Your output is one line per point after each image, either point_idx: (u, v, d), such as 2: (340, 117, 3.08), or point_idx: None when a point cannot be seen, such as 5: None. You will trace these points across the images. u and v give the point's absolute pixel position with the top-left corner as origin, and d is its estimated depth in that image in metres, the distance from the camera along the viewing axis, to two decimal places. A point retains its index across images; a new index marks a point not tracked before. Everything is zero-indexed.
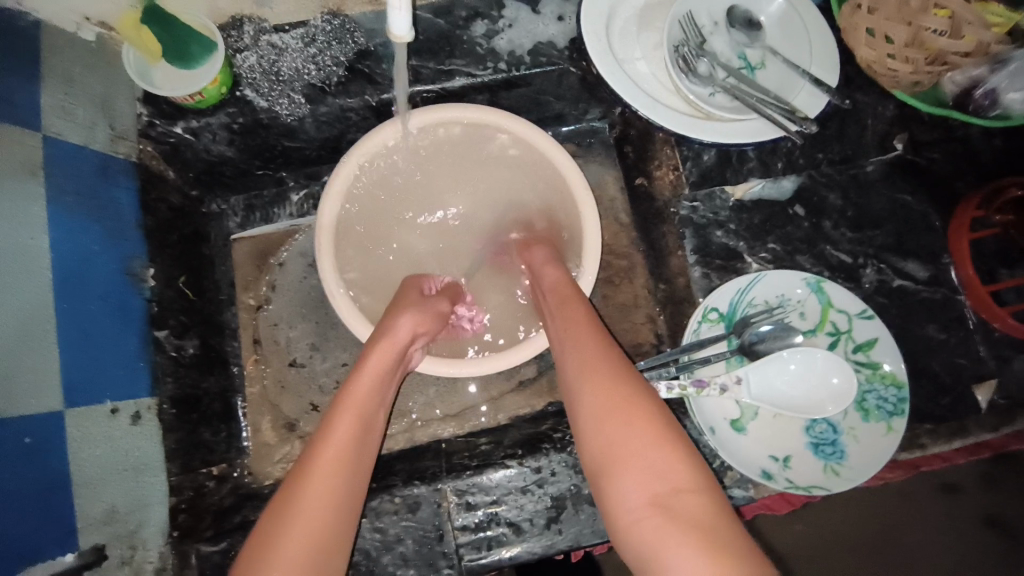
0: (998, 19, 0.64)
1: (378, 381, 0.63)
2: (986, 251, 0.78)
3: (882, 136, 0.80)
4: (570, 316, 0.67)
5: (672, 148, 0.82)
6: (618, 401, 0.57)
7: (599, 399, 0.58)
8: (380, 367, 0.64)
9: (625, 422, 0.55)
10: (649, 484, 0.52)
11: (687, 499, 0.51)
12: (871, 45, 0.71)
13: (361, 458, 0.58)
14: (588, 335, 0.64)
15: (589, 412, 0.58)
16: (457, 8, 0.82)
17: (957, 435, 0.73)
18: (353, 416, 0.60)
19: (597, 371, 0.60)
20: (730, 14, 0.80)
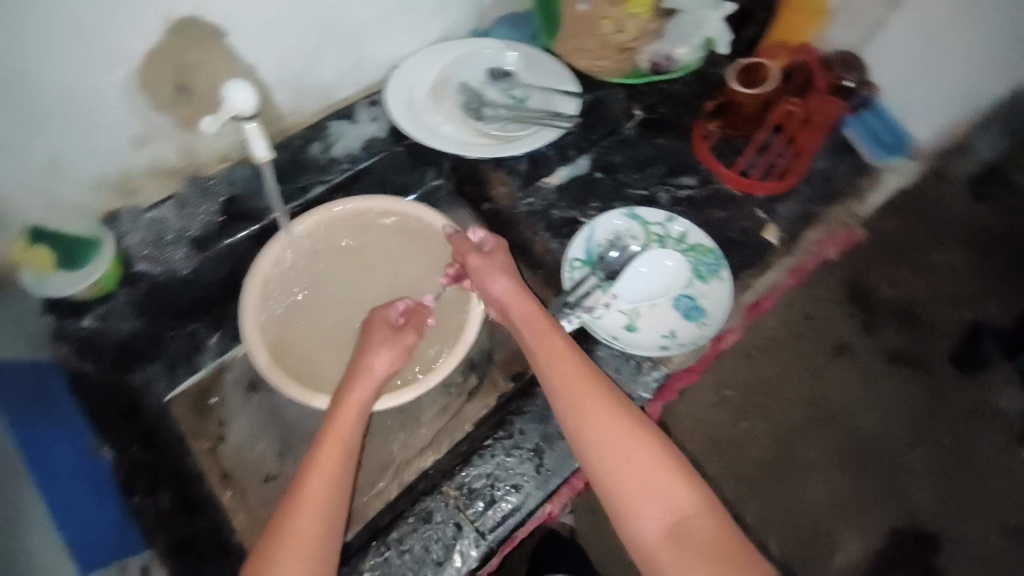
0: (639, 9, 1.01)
1: (340, 457, 0.72)
2: (724, 150, 1.10)
3: (625, 108, 1.12)
4: (563, 376, 0.75)
5: (496, 171, 1.07)
6: (626, 440, 0.69)
7: (607, 440, 0.70)
8: (338, 441, 0.73)
9: (639, 461, 0.68)
10: (665, 508, 0.66)
11: (699, 516, 0.65)
12: (583, 57, 1.09)
13: (328, 524, 0.67)
14: (587, 387, 0.74)
15: (601, 451, 0.69)
16: (293, 140, 1.02)
17: (766, 267, 1.01)
18: (332, 462, 0.71)
19: (602, 418, 0.71)
20: (490, 72, 1.10)
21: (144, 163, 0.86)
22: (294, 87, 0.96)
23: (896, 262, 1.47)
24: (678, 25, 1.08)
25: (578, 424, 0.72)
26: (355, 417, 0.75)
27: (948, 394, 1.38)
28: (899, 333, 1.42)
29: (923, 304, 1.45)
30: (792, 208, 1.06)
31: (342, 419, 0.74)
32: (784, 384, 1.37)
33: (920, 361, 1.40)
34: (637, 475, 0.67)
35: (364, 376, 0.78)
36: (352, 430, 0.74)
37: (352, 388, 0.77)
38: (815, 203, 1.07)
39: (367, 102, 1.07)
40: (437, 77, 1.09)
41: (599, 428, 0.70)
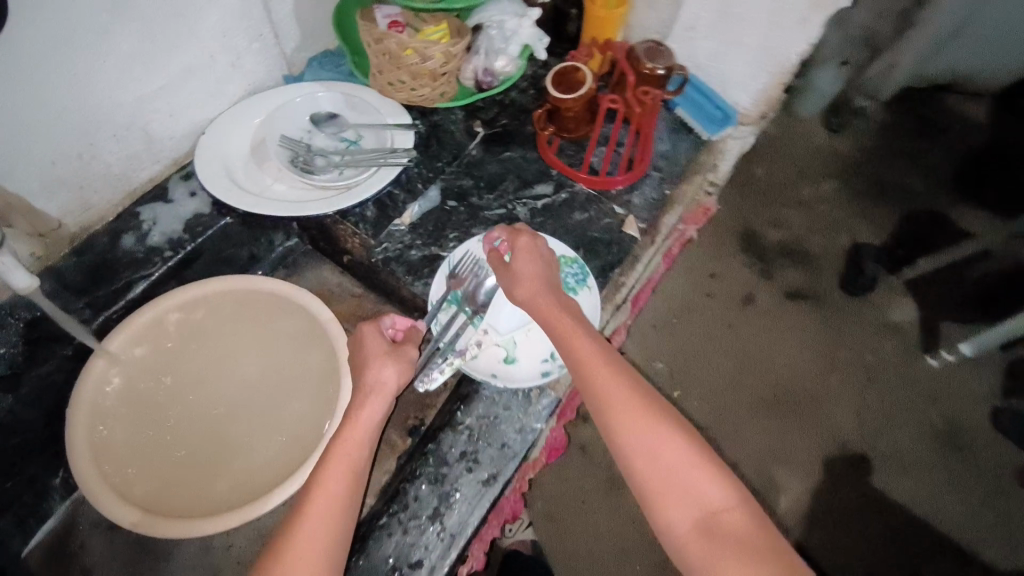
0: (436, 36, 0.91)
1: (347, 479, 0.68)
2: (572, 152, 1.09)
3: (466, 127, 1.10)
4: (586, 354, 0.70)
5: (342, 223, 1.00)
6: (653, 433, 0.63)
7: (633, 433, 0.63)
8: (344, 461, 0.69)
9: (663, 447, 0.63)
10: (695, 502, 0.60)
11: (729, 510, 0.60)
12: (398, 90, 0.96)
13: (333, 553, 0.63)
14: (607, 366, 0.69)
15: (629, 443, 0.63)
16: (98, 239, 0.90)
17: (634, 261, 1.01)
18: (337, 485, 0.67)
19: (624, 400, 0.65)
20: (315, 118, 1.03)
21: None
22: (73, 185, 0.84)
23: (773, 211, 1.58)
24: (489, 40, 1.01)
25: (603, 417, 0.66)
26: (366, 439, 0.71)
27: (848, 318, 1.48)
28: (795, 275, 1.52)
29: (807, 238, 1.56)
30: (647, 196, 1.06)
31: (350, 440, 0.71)
32: (713, 347, 1.42)
33: (818, 295, 1.50)
34: (665, 465, 0.62)
35: (374, 391, 0.73)
36: (360, 455, 0.70)
37: (363, 405, 0.72)
38: (667, 184, 1.08)
39: (180, 177, 0.98)
40: (255, 136, 1.01)
41: (629, 419, 0.64)
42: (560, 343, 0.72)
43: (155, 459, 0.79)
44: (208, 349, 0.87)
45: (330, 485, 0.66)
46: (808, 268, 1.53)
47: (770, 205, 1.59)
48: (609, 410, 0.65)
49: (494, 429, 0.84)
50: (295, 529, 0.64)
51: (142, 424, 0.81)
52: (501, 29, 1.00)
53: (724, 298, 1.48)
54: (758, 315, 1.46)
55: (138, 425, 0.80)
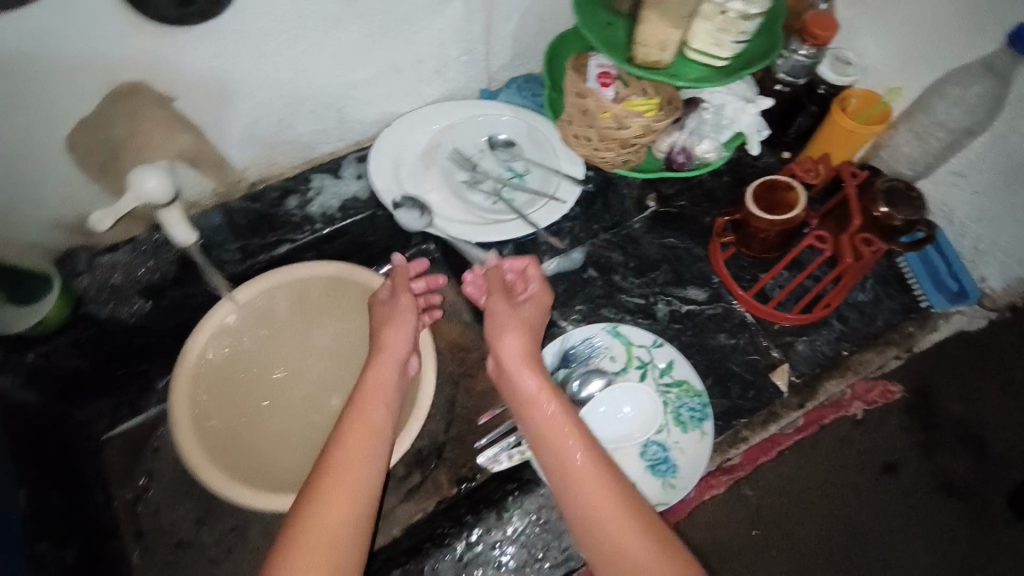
0: (645, 107, 0.82)
1: (366, 440, 0.70)
2: (746, 263, 0.95)
3: (638, 198, 1.01)
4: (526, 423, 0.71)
5: (477, 253, 0.98)
6: (602, 473, 0.66)
7: (568, 475, 0.67)
8: (365, 428, 0.72)
9: (619, 513, 0.64)
10: (638, 541, 0.62)
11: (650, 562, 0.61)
12: (579, 145, 0.89)
13: (360, 512, 0.65)
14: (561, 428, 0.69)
15: (578, 489, 0.66)
16: (269, 191, 0.96)
17: (770, 421, 0.84)
18: (353, 447, 0.69)
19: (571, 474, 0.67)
20: (492, 141, 1.02)
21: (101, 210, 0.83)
22: (266, 145, 0.90)
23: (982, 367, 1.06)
24: (700, 121, 0.91)
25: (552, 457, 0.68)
26: (375, 400, 0.75)
27: None
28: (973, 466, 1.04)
29: None
30: (816, 347, 0.90)
31: (365, 407, 0.74)
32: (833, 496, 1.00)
33: (985, 499, 1.01)
34: (599, 509, 0.64)
35: (381, 356, 0.79)
36: (378, 411, 0.74)
37: (377, 368, 0.78)
38: (847, 343, 0.91)
39: (356, 158, 1.01)
40: (431, 140, 1.02)
41: (586, 487, 0.65)
42: (527, 421, 0.72)
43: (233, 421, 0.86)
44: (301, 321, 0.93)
45: (351, 448, 0.69)
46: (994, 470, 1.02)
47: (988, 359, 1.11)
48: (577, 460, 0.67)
49: None
50: (319, 489, 0.66)
51: (230, 383, 0.88)
52: (717, 114, 0.90)
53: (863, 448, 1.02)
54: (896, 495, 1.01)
55: (226, 386, 0.87)
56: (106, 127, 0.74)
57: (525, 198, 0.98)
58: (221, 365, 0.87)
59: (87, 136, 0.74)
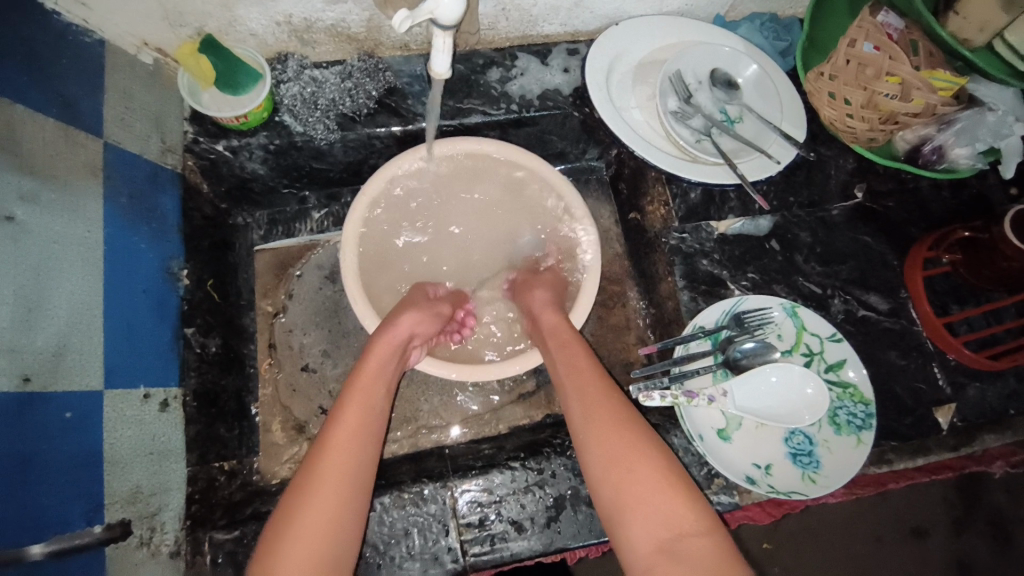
0: (944, 85, 0.73)
1: (364, 409, 0.67)
2: (939, 289, 0.88)
3: (843, 184, 0.91)
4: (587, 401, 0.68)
5: (663, 186, 0.91)
6: (624, 451, 0.63)
7: (603, 453, 0.64)
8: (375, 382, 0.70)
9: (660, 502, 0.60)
10: (661, 519, 0.59)
11: (695, 533, 0.57)
12: (833, 106, 0.84)
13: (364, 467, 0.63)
14: (610, 421, 0.66)
15: (601, 456, 0.64)
16: (476, 56, 0.93)
17: (919, 454, 0.81)
18: (354, 413, 0.66)
19: (615, 461, 0.63)
20: (715, 73, 0.91)
21: (329, 21, 0.81)
22: (500, 5, 0.86)
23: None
24: (976, 122, 0.77)
25: (582, 434, 0.67)
26: (386, 359, 0.72)
27: None
28: (1003, 558, 1.09)
29: None
30: (984, 397, 0.83)
31: (376, 363, 0.72)
32: (856, 539, 1.08)
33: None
34: (622, 486, 0.61)
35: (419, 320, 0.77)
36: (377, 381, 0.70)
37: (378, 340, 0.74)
38: (1014, 405, 0.84)
39: (566, 49, 0.95)
40: (651, 57, 0.94)
41: (624, 478, 0.62)
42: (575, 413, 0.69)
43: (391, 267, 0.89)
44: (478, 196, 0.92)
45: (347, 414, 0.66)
46: (1014, 561, 1.10)
47: None
48: (609, 451, 0.64)
49: None
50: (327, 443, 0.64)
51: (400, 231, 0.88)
52: (999, 120, 0.77)
53: (902, 509, 1.10)
54: (918, 559, 1.08)
55: (389, 235, 0.88)
56: None
57: (733, 147, 0.90)
58: (389, 213, 0.87)
59: None
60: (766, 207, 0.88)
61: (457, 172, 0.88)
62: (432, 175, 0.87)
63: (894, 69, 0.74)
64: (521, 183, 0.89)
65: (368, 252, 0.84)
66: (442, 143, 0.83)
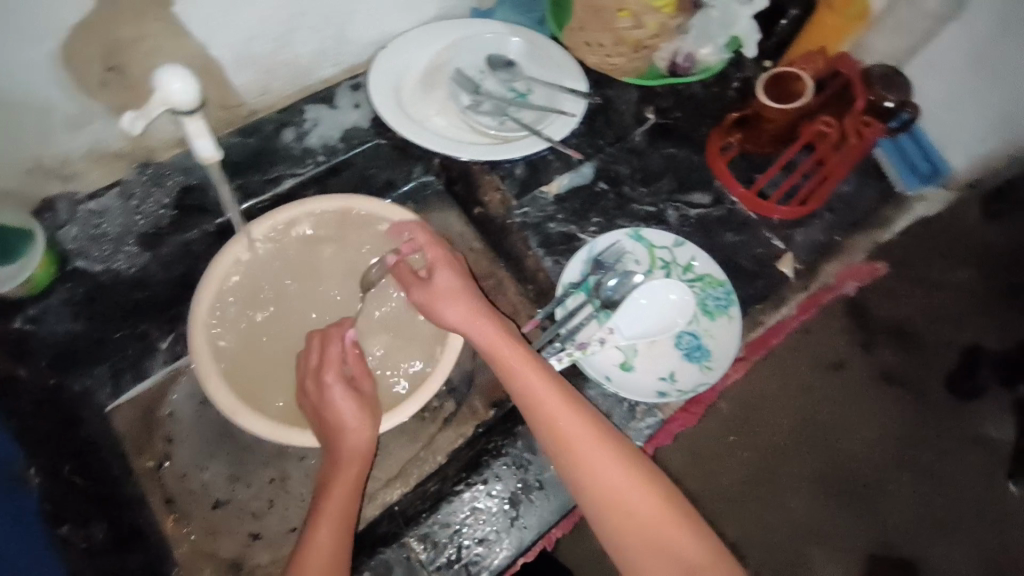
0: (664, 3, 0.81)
1: (338, 523, 0.68)
2: (742, 167, 1.00)
3: (636, 112, 1.02)
4: (574, 436, 0.68)
5: (489, 174, 0.96)
6: (619, 484, 0.66)
7: (604, 490, 0.66)
8: (337, 502, 0.69)
9: (663, 526, 0.65)
10: (661, 541, 0.64)
11: (694, 549, 0.64)
12: (592, 53, 0.91)
13: None
14: (598, 452, 0.67)
15: (599, 490, 0.66)
16: (263, 124, 0.90)
17: (780, 302, 0.92)
18: (327, 530, 0.67)
19: (612, 494, 0.66)
20: (491, 59, 0.98)
21: (83, 147, 0.76)
22: (262, 67, 0.83)
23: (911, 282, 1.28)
24: (705, 23, 0.94)
25: (575, 477, 0.67)
26: (351, 481, 0.71)
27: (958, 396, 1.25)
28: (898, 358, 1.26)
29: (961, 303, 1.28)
30: (812, 236, 0.96)
31: (339, 484, 0.71)
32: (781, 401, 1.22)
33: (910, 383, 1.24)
34: (625, 513, 0.65)
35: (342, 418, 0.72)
36: (350, 491, 0.71)
37: (344, 447, 0.71)
38: (837, 231, 0.97)
39: (349, 86, 0.95)
40: (431, 64, 0.96)
41: (627, 511, 0.65)
42: (559, 447, 0.68)
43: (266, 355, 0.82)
44: (326, 251, 0.87)
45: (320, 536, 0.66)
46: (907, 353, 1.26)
47: (936, 247, 1.27)
48: (604, 483, 0.66)
49: None
50: None
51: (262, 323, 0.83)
52: (722, 15, 0.93)
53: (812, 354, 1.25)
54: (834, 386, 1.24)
55: (250, 330, 0.82)
56: (111, 26, 0.66)
57: (533, 117, 0.95)
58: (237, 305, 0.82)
59: (88, 44, 0.66)
60: (580, 155, 0.96)
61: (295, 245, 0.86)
62: (272, 255, 0.85)
63: (621, 4, 0.82)
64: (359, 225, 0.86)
65: (222, 351, 0.79)
66: (261, 219, 0.82)
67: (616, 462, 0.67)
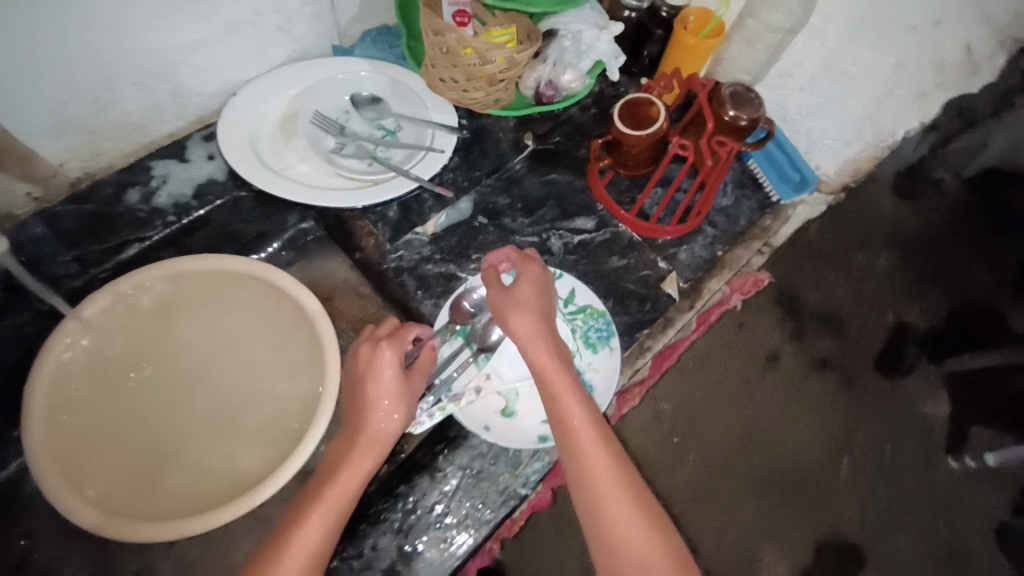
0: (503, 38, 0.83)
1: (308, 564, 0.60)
2: (623, 187, 0.99)
3: (513, 139, 1.00)
4: (590, 448, 0.64)
5: (361, 219, 0.93)
6: (624, 505, 0.61)
7: (611, 505, 0.61)
8: (313, 539, 0.61)
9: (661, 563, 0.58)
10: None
11: None
12: (449, 89, 0.87)
13: None
14: (611, 465, 0.63)
15: (604, 506, 0.61)
16: (102, 188, 0.84)
17: (667, 326, 0.91)
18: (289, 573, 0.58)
19: (616, 514, 0.60)
20: (354, 99, 0.94)
21: None
22: (87, 130, 0.78)
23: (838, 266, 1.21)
24: (559, 51, 0.92)
25: (582, 487, 0.62)
26: (332, 517, 0.63)
27: None
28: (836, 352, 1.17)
29: None
30: (695, 254, 0.96)
31: (316, 516, 0.62)
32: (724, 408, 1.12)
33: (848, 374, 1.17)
34: (622, 537, 0.59)
35: (366, 437, 0.68)
36: (325, 530, 0.62)
37: (337, 480, 0.65)
38: (719, 246, 0.97)
39: (202, 137, 0.90)
40: (288, 109, 0.92)
41: (628, 537, 0.59)
42: (573, 452, 0.64)
43: (118, 449, 0.72)
44: (178, 322, 0.79)
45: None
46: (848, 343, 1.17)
47: None
48: (608, 500, 0.61)
49: (473, 487, 0.76)
50: None
51: (109, 414, 0.74)
52: (575, 41, 0.91)
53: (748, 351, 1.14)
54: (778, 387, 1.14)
55: (94, 423, 0.72)
56: None
57: (403, 156, 0.92)
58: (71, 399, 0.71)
59: None
60: (450, 193, 0.93)
61: (137, 323, 0.77)
62: (110, 340, 0.75)
63: (462, 41, 0.80)
64: (210, 286, 0.78)
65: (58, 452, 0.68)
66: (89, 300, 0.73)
67: (623, 482, 0.62)
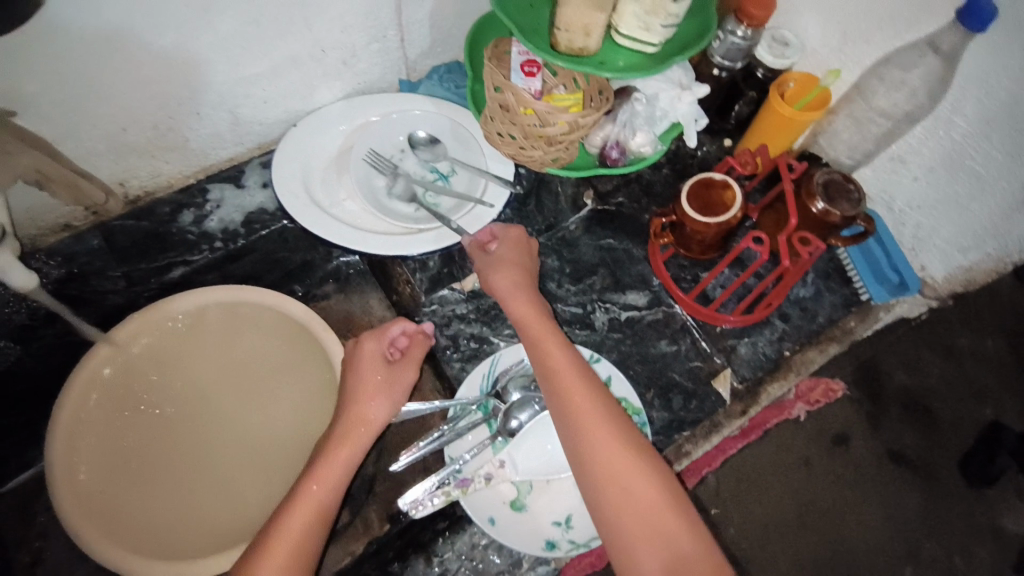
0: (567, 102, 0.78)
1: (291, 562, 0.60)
2: (685, 263, 0.89)
3: (573, 197, 0.94)
4: (587, 418, 0.65)
5: (400, 266, 0.89)
6: (623, 469, 0.62)
7: (612, 469, 0.62)
8: (299, 528, 0.62)
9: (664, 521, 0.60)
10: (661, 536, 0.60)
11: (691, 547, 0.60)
12: (505, 143, 0.82)
13: None
14: (607, 430, 0.64)
15: (605, 471, 0.62)
16: (158, 207, 0.86)
17: (712, 432, 0.81)
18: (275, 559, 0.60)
19: (615, 479, 0.62)
20: (412, 139, 0.91)
21: None
22: (147, 154, 0.80)
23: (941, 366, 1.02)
24: (632, 114, 0.84)
25: (580, 456, 0.64)
26: (314, 509, 0.63)
27: None
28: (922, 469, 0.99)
29: None
30: (757, 350, 0.85)
31: (300, 503, 0.63)
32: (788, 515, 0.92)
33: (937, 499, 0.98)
34: (623, 501, 0.61)
35: (358, 422, 0.69)
36: (310, 521, 0.63)
37: (322, 463, 0.66)
38: (787, 344, 0.86)
39: (259, 163, 0.90)
40: (344, 143, 0.91)
41: (628, 499, 0.61)
42: (571, 426, 0.65)
43: (133, 475, 0.72)
44: (208, 347, 0.79)
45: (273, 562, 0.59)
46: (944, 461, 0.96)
47: None
48: (611, 464, 0.62)
49: None
50: None
51: (130, 433, 0.73)
52: (648, 108, 0.84)
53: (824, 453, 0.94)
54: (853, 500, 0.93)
55: (115, 440, 0.72)
56: None
57: (452, 204, 0.88)
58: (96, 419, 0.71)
59: None
60: None
61: (168, 345, 0.76)
62: (139, 361, 0.75)
63: (522, 101, 0.75)
64: (245, 317, 0.77)
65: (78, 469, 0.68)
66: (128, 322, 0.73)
67: (622, 444, 0.64)
